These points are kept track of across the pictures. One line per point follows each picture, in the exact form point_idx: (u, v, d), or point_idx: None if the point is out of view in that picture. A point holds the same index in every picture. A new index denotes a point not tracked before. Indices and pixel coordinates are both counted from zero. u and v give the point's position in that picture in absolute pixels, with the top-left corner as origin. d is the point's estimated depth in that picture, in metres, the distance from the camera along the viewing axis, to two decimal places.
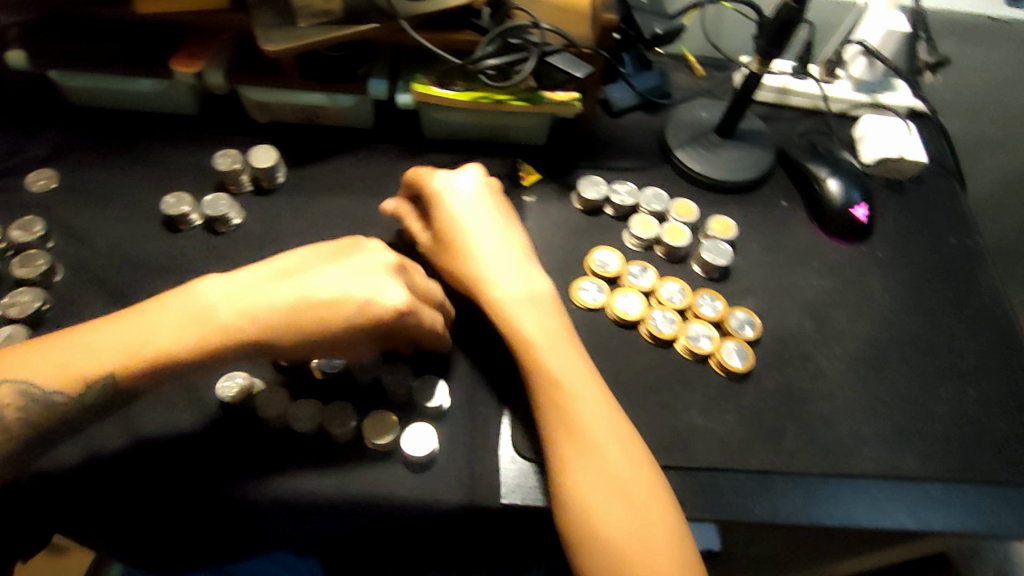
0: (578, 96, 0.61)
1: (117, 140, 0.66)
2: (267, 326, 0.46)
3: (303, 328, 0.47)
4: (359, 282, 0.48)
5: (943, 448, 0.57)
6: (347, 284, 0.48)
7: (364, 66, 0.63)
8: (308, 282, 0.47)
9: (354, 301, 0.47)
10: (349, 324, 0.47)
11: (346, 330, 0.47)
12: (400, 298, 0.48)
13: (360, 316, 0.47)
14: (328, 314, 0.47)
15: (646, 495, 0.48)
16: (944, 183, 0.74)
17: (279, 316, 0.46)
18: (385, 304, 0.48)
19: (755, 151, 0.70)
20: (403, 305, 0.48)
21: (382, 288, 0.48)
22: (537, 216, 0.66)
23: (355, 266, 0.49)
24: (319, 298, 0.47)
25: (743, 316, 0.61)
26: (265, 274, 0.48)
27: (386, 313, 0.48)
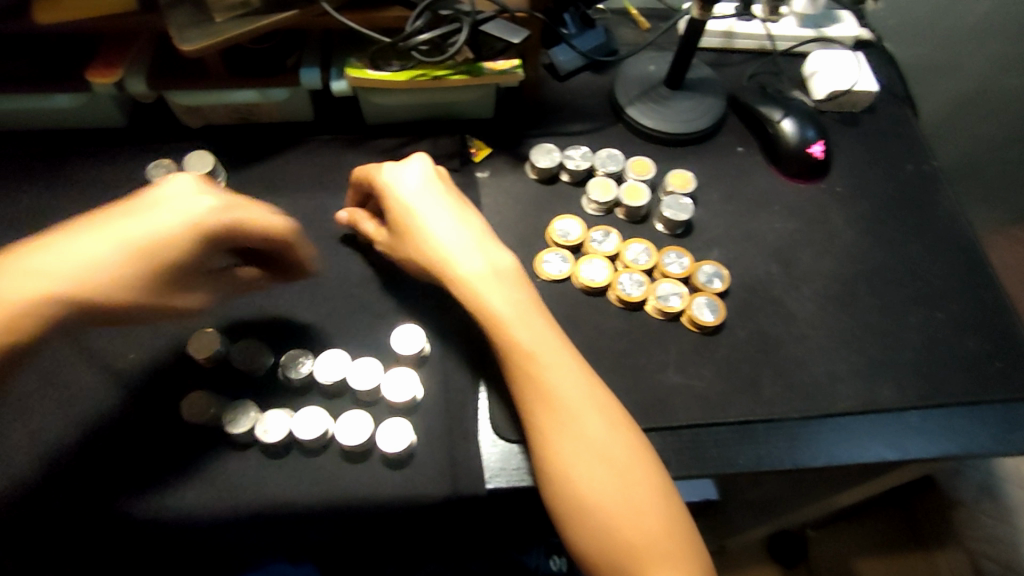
0: (519, 63, 0.59)
1: (41, 162, 0.62)
2: (82, 284, 0.43)
3: (126, 270, 0.45)
4: (162, 211, 0.46)
5: (917, 376, 0.58)
6: (145, 224, 0.45)
7: (294, 56, 0.60)
8: (123, 226, 0.45)
9: (143, 241, 0.45)
10: (178, 244, 0.46)
11: (181, 251, 0.46)
12: (207, 207, 0.47)
13: (160, 250, 0.45)
14: (129, 257, 0.45)
15: (629, 457, 0.48)
16: (896, 110, 0.73)
17: (90, 276, 0.43)
18: (200, 216, 0.47)
19: (706, 100, 0.68)
20: (217, 209, 0.47)
21: (159, 213, 0.46)
22: (493, 191, 0.64)
23: (146, 198, 0.47)
24: (142, 235, 0.45)
25: (711, 270, 0.60)
26: (89, 227, 0.45)
27: (188, 233, 0.46)
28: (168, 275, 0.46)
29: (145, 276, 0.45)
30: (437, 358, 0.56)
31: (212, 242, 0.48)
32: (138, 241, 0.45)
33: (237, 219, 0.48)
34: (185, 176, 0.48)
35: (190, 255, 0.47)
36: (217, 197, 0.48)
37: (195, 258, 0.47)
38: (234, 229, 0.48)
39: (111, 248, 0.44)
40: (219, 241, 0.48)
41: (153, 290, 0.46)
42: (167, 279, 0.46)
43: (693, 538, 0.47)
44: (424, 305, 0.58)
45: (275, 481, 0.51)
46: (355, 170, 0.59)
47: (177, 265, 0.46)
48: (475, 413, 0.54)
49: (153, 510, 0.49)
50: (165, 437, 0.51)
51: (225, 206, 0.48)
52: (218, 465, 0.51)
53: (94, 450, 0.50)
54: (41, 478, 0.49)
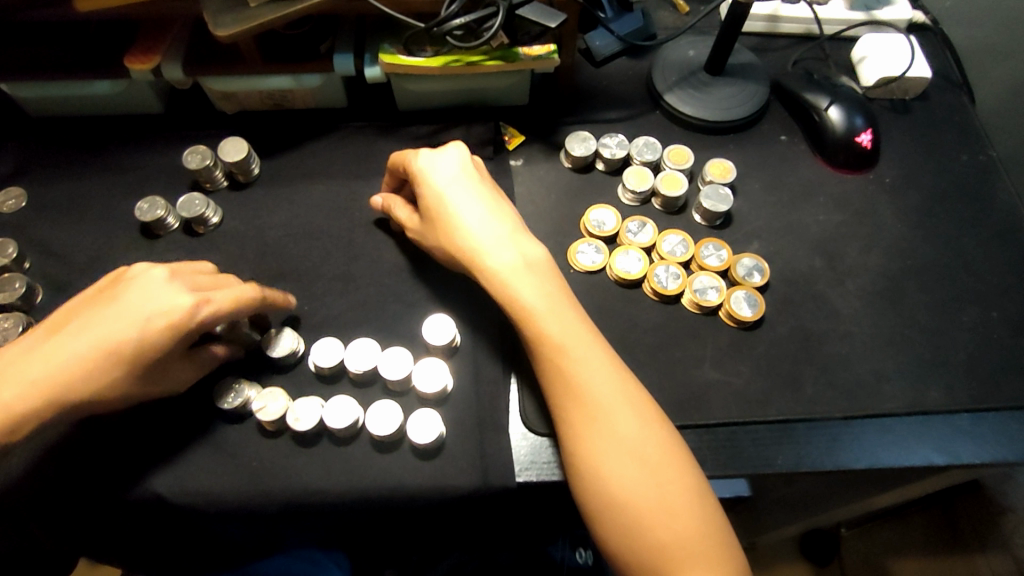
0: (555, 48, 0.58)
1: (81, 149, 0.63)
2: (65, 388, 0.44)
3: (100, 371, 0.45)
4: (131, 314, 0.45)
5: (968, 378, 0.55)
6: (122, 330, 0.45)
7: (328, 41, 0.60)
8: (100, 329, 0.45)
9: (120, 344, 0.45)
10: (150, 347, 0.45)
11: (154, 353, 0.45)
12: (178, 310, 0.45)
13: (138, 351, 0.45)
14: (108, 361, 0.45)
15: (661, 455, 0.47)
16: (951, 98, 0.69)
17: (73, 376, 0.44)
18: (169, 316, 0.45)
19: (749, 86, 0.66)
20: (182, 313, 0.45)
21: (132, 318, 0.45)
22: (526, 180, 0.63)
23: (121, 299, 0.45)
24: (115, 339, 0.44)
25: (751, 263, 0.58)
26: (71, 327, 0.45)
27: (164, 333, 0.45)
28: (140, 373, 0.46)
29: (119, 375, 0.45)
30: (467, 349, 0.55)
31: (181, 341, 0.46)
32: (112, 346, 0.44)
33: (212, 309, 0.46)
34: (158, 273, 0.46)
35: (167, 351, 0.46)
36: (187, 298, 0.46)
37: (172, 350, 0.46)
38: (207, 322, 0.46)
39: (84, 353, 0.44)
40: (193, 333, 0.46)
41: (129, 387, 0.46)
42: (145, 373, 0.46)
43: (727, 541, 0.46)
44: (456, 295, 0.57)
45: (306, 468, 0.51)
46: (390, 157, 0.58)
47: (147, 365, 0.46)
48: (505, 405, 0.53)
49: (190, 493, 0.50)
50: (201, 423, 0.52)
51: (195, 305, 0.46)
52: (252, 451, 0.51)
53: (128, 433, 0.51)
54: (74, 457, 0.49)
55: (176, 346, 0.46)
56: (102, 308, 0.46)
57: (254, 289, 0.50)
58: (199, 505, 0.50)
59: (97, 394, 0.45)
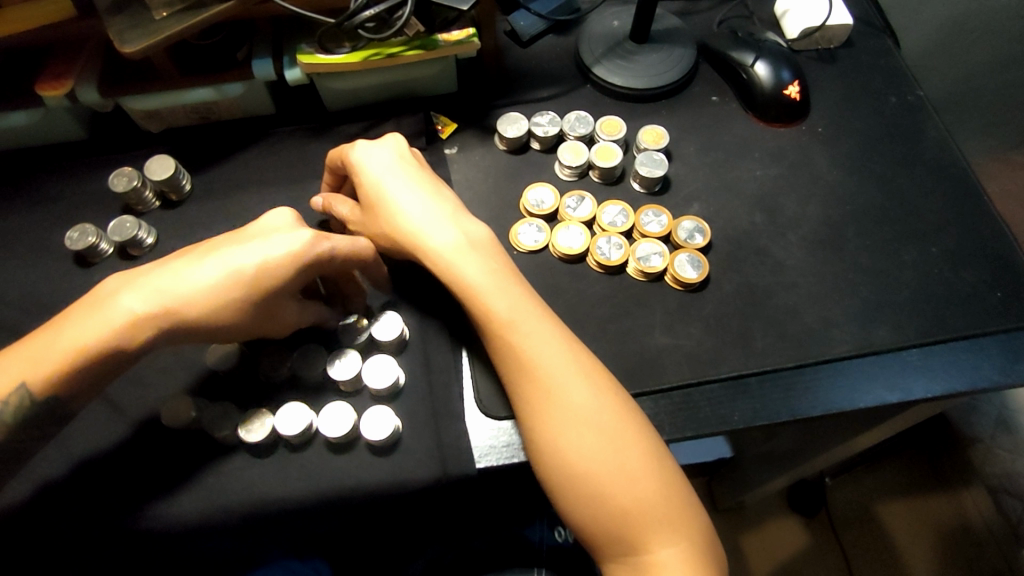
0: (473, 31, 0.57)
1: (5, 183, 0.62)
2: (190, 309, 0.43)
3: (226, 298, 0.44)
4: (263, 241, 0.45)
5: (912, 313, 0.56)
6: (251, 255, 0.44)
7: (244, 49, 0.59)
8: (232, 252, 0.44)
9: (249, 269, 0.44)
10: (276, 273, 0.45)
11: (277, 278, 0.45)
12: (304, 240, 0.46)
13: (263, 279, 0.45)
14: (232, 286, 0.44)
15: (616, 420, 0.47)
16: (876, 43, 0.70)
17: (198, 296, 0.43)
18: (294, 245, 0.45)
19: (675, 50, 0.66)
20: (310, 245, 0.46)
21: (267, 239, 0.45)
22: (462, 167, 0.62)
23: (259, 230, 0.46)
24: (246, 262, 0.44)
25: (692, 225, 0.59)
26: (195, 253, 0.45)
27: (290, 263, 0.45)
28: (259, 304, 0.45)
29: (235, 307, 0.44)
30: (418, 342, 0.55)
31: (302, 277, 0.46)
32: (247, 270, 0.44)
33: (332, 245, 0.47)
34: (288, 215, 0.48)
35: (283, 283, 0.45)
36: (316, 234, 0.46)
37: (289, 287, 0.46)
38: (325, 258, 0.47)
39: (207, 274, 0.44)
40: (312, 269, 0.47)
41: (243, 318, 0.45)
42: (258, 304, 0.45)
43: (691, 500, 0.46)
44: (402, 290, 0.56)
45: (265, 479, 0.50)
46: (329, 153, 0.57)
47: (267, 297, 0.45)
48: (460, 393, 0.53)
49: (149, 518, 0.49)
50: (154, 444, 0.51)
51: (321, 240, 0.46)
52: (208, 468, 0.51)
53: (81, 459, 0.50)
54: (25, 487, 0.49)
55: (296, 281, 0.46)
56: (233, 238, 0.46)
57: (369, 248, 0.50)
58: (162, 529, 0.49)
59: (214, 320, 0.44)
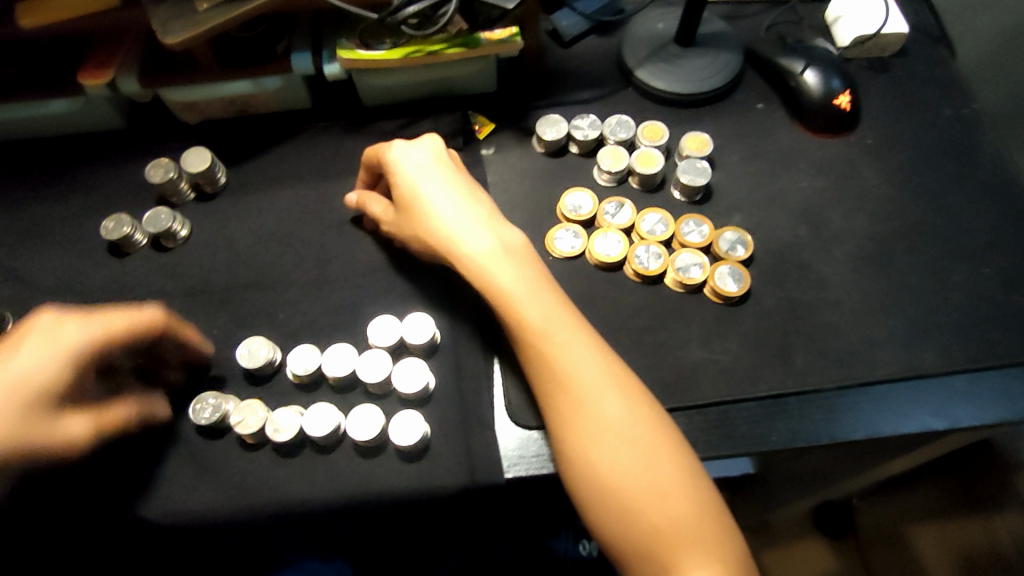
0: (517, 30, 0.56)
1: (42, 171, 0.62)
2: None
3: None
4: (17, 360, 0.45)
5: (963, 337, 0.53)
6: (4, 374, 0.45)
7: (284, 41, 0.59)
8: None
9: (3, 392, 0.44)
10: (20, 394, 0.44)
11: (35, 396, 0.45)
12: (54, 344, 0.46)
13: (37, 390, 0.45)
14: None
15: (650, 435, 0.45)
16: (931, 52, 0.68)
17: None
18: (39, 358, 0.45)
19: (721, 55, 0.64)
20: (74, 344, 0.46)
21: (20, 352, 0.45)
22: (498, 169, 0.61)
23: (28, 333, 0.46)
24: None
25: (734, 237, 0.57)
26: None
27: (46, 378, 0.45)
28: (39, 410, 0.45)
29: (3, 414, 0.44)
30: (448, 346, 0.54)
31: (54, 392, 0.45)
32: (7, 382, 0.44)
33: (95, 334, 0.46)
34: (49, 316, 0.47)
35: (61, 390, 0.45)
36: (69, 337, 0.46)
37: (65, 394, 0.46)
38: (74, 360, 0.46)
39: None
40: (74, 369, 0.46)
41: (28, 425, 0.44)
42: (55, 405, 0.45)
43: (726, 521, 0.45)
44: (434, 293, 0.56)
45: (291, 480, 0.50)
46: (364, 152, 0.57)
47: (50, 397, 0.45)
48: (491, 402, 0.52)
49: (174, 514, 0.49)
50: (133, 456, 0.50)
51: (74, 345, 0.46)
52: (233, 465, 0.50)
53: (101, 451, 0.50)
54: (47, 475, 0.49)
55: (62, 377, 0.45)
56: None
57: (157, 313, 0.48)
58: (187, 526, 0.49)
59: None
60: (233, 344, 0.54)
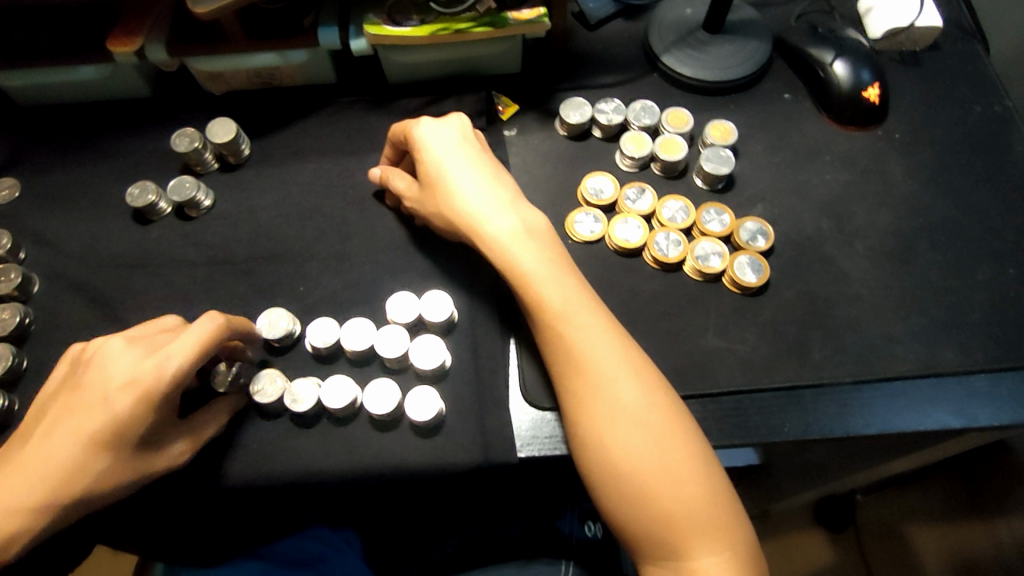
0: (545, 11, 0.56)
1: (70, 136, 0.62)
2: (82, 474, 0.42)
3: (80, 463, 0.42)
4: (110, 396, 0.43)
5: (983, 337, 0.53)
6: (97, 414, 0.43)
7: (311, 15, 0.58)
8: (81, 424, 0.43)
9: (100, 432, 0.43)
10: (121, 430, 0.43)
11: (135, 430, 0.43)
12: (142, 376, 0.43)
13: (135, 426, 0.43)
14: (98, 451, 0.43)
15: (666, 421, 0.46)
16: (963, 47, 0.66)
17: (72, 475, 0.42)
18: (129, 392, 0.43)
19: (750, 43, 0.64)
20: (164, 373, 0.43)
21: (104, 394, 0.43)
22: (521, 150, 0.61)
23: (107, 377, 0.44)
24: (93, 432, 0.43)
25: (755, 227, 0.57)
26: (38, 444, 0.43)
27: (140, 411, 0.43)
28: (137, 446, 0.44)
29: (102, 464, 0.43)
30: (465, 324, 0.54)
31: (153, 421, 0.44)
32: (97, 426, 0.43)
33: (173, 368, 0.43)
34: (122, 344, 0.45)
35: (157, 420, 0.44)
36: (158, 365, 0.44)
37: (161, 421, 0.45)
38: (169, 387, 0.44)
39: (72, 454, 0.42)
40: (169, 397, 0.44)
41: (131, 466, 0.44)
42: (152, 434, 0.44)
43: (737, 509, 0.45)
44: (453, 271, 0.56)
45: (307, 451, 0.51)
46: (390, 129, 0.57)
47: (145, 436, 0.44)
48: (505, 380, 0.52)
49: (190, 476, 0.50)
50: None
51: (163, 373, 0.44)
52: (252, 433, 0.51)
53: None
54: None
55: (153, 418, 0.44)
56: (81, 402, 0.44)
57: (222, 327, 0.46)
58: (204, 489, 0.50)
59: (102, 483, 0.43)
60: (253, 314, 0.55)
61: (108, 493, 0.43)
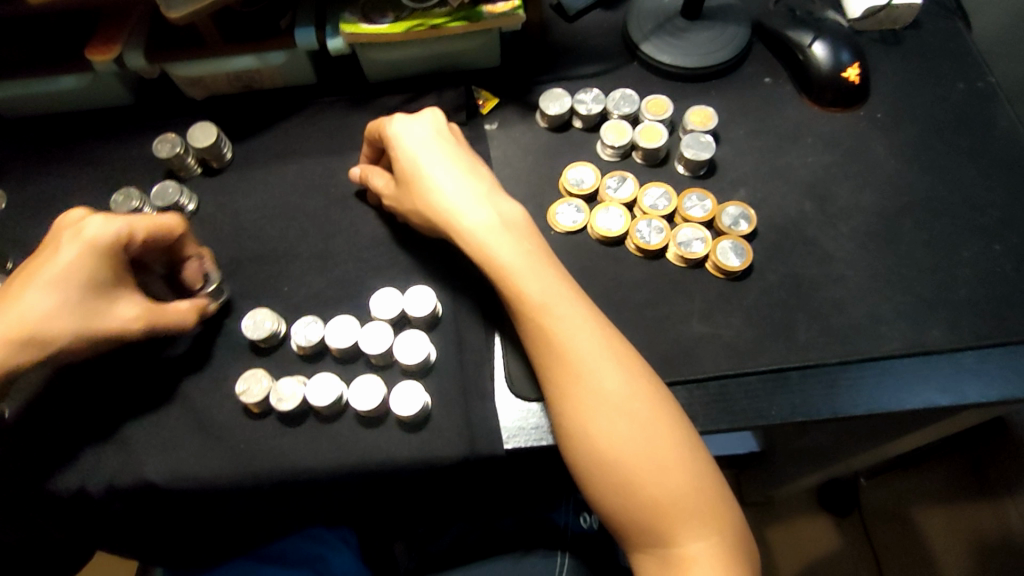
0: (519, 3, 0.56)
1: (54, 145, 0.63)
2: (32, 312, 0.44)
3: (32, 303, 0.45)
4: (61, 247, 0.46)
5: (970, 313, 0.53)
6: (47, 263, 0.46)
7: (288, 17, 0.59)
8: (33, 273, 0.46)
9: (51, 275, 0.45)
10: (68, 276, 0.45)
11: (83, 274, 0.46)
12: (92, 228, 0.46)
13: (78, 274, 0.45)
14: (44, 293, 0.45)
15: (649, 408, 0.45)
16: (945, 25, 0.66)
17: (22, 312, 0.44)
18: (77, 241, 0.46)
19: (728, 28, 0.63)
20: (110, 227, 0.47)
21: (56, 247, 0.46)
22: (502, 144, 0.61)
23: (60, 238, 0.47)
24: (45, 279, 0.45)
25: (737, 212, 0.57)
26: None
27: (87, 258, 0.46)
28: (86, 296, 0.46)
29: (50, 307, 0.45)
30: (449, 319, 0.54)
31: (100, 273, 0.46)
32: (46, 274, 0.45)
33: (122, 228, 0.47)
34: (81, 215, 0.49)
35: (102, 274, 0.46)
36: (108, 221, 0.47)
37: (108, 277, 0.47)
38: (117, 242, 0.47)
39: (23, 295, 0.45)
40: (114, 252, 0.47)
41: (79, 311, 0.45)
42: (97, 290, 0.46)
43: (724, 493, 0.45)
44: (436, 266, 0.56)
45: (295, 449, 0.51)
46: (367, 128, 0.57)
47: (93, 286, 0.46)
48: (491, 373, 0.52)
49: (181, 478, 0.50)
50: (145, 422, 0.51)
51: (110, 227, 0.47)
52: (240, 433, 0.51)
53: (111, 409, 0.52)
54: (60, 438, 0.51)
55: (101, 270, 0.46)
56: (36, 258, 0.47)
57: (176, 220, 0.50)
58: (194, 491, 0.50)
59: (49, 324, 0.45)
60: (239, 316, 0.55)
61: (56, 332, 0.45)
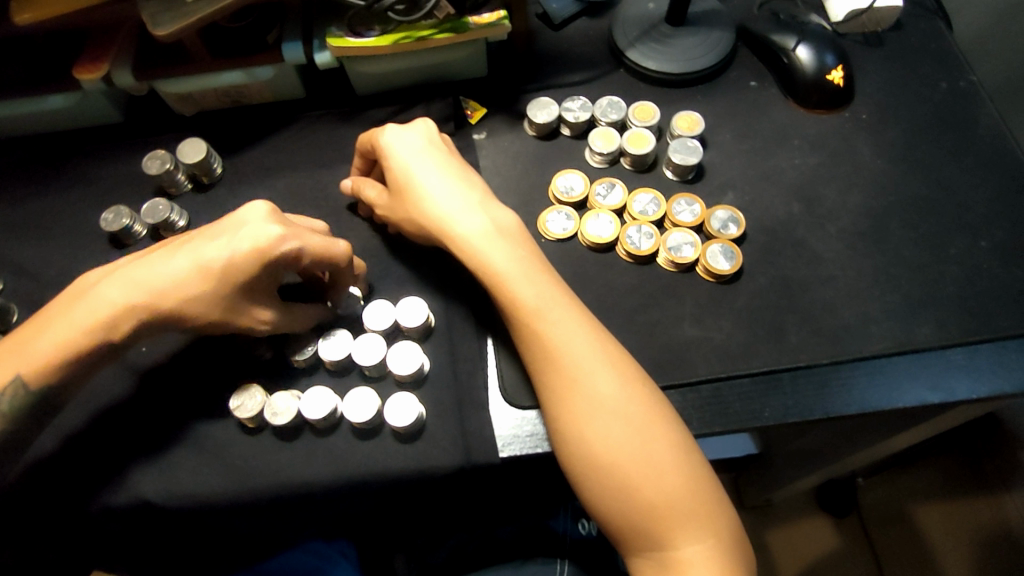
0: (504, 13, 0.56)
1: (44, 165, 0.63)
2: (184, 292, 0.44)
3: (190, 284, 0.44)
4: (229, 240, 0.44)
5: (958, 311, 0.53)
6: (217, 248, 0.44)
7: (275, 31, 0.60)
8: (200, 250, 0.45)
9: (213, 265, 0.44)
10: (225, 274, 0.44)
11: (239, 278, 0.44)
12: (268, 237, 0.44)
13: (230, 274, 0.44)
14: (201, 279, 0.44)
15: (644, 411, 0.46)
16: (926, 25, 0.67)
17: (172, 289, 0.44)
18: (248, 242, 0.44)
19: (712, 33, 0.64)
20: (282, 241, 0.45)
21: (230, 238, 0.44)
22: (491, 153, 0.61)
23: (232, 227, 0.45)
24: (206, 265, 0.44)
25: (726, 215, 0.57)
26: (160, 254, 0.45)
27: (249, 262, 0.44)
28: (233, 296, 0.45)
29: (202, 294, 0.44)
30: (442, 329, 0.54)
31: (252, 281, 0.45)
32: (211, 262, 0.44)
33: (295, 247, 0.45)
34: (265, 207, 0.46)
35: (252, 280, 0.45)
36: (285, 233, 0.45)
37: (257, 284, 0.45)
38: (285, 258, 0.45)
39: (180, 270, 0.44)
40: (277, 264, 0.45)
41: (221, 307, 0.45)
42: (241, 295, 0.45)
43: (720, 495, 0.45)
44: (429, 277, 0.56)
45: (291, 463, 0.51)
46: (359, 138, 0.57)
47: (243, 290, 0.45)
48: (484, 381, 0.52)
49: (176, 496, 0.50)
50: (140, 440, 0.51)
51: (286, 241, 0.45)
52: (235, 449, 0.51)
53: (104, 424, 0.51)
54: (54, 457, 0.50)
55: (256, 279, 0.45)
56: (206, 236, 0.45)
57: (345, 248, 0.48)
58: (190, 508, 0.50)
59: (189, 308, 0.44)
60: None
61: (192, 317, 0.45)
